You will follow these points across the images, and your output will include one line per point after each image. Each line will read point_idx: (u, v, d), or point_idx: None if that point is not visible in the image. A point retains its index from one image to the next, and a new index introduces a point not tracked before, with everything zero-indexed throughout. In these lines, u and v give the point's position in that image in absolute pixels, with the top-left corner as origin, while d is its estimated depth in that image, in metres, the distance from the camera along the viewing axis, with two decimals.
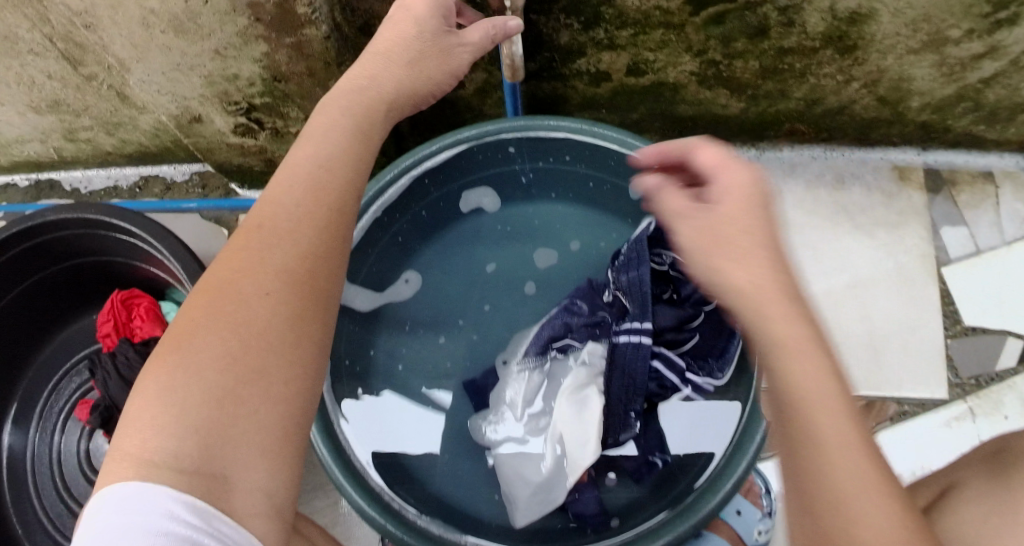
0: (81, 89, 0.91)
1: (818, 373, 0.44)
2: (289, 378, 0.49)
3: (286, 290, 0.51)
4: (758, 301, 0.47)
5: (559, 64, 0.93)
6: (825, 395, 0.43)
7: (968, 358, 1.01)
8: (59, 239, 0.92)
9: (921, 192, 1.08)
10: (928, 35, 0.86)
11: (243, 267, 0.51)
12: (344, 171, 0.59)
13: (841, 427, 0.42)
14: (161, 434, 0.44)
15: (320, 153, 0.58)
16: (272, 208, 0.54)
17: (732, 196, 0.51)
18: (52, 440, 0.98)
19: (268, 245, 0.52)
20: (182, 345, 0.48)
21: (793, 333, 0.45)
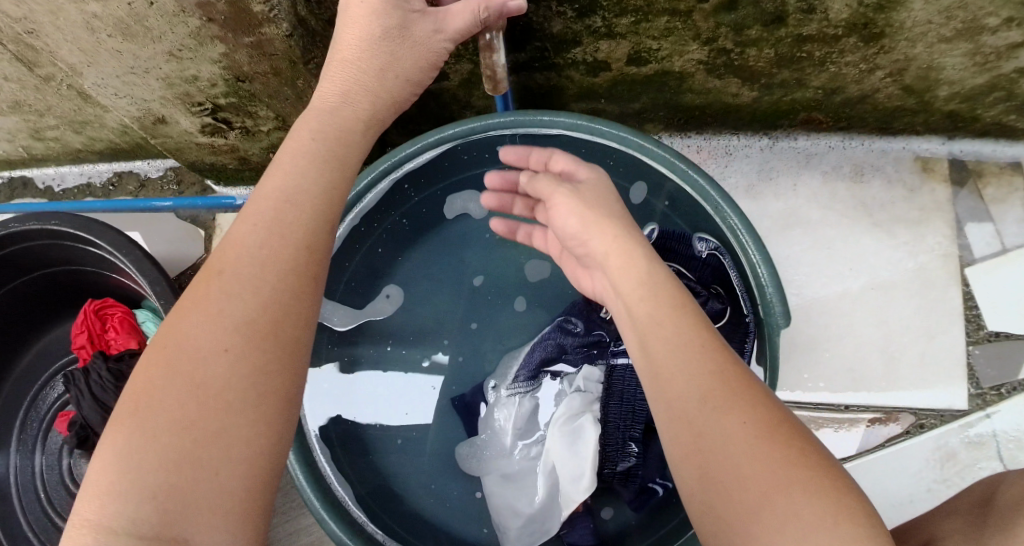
0: (41, 90, 0.86)
1: (675, 329, 0.52)
2: (252, 437, 0.43)
3: (247, 346, 0.44)
4: (622, 261, 0.58)
5: (552, 53, 0.85)
6: (684, 346, 0.51)
7: (990, 367, 0.94)
8: (26, 250, 0.88)
9: (946, 185, 1.01)
10: (963, 23, 0.77)
11: (198, 316, 0.45)
12: (318, 202, 0.51)
13: (700, 369, 0.49)
14: (110, 505, 0.39)
15: (287, 187, 0.51)
16: (234, 249, 0.48)
17: (592, 181, 0.66)
18: (33, 455, 0.96)
19: (227, 295, 0.46)
20: (137, 407, 0.42)
21: (635, 274, 0.56)
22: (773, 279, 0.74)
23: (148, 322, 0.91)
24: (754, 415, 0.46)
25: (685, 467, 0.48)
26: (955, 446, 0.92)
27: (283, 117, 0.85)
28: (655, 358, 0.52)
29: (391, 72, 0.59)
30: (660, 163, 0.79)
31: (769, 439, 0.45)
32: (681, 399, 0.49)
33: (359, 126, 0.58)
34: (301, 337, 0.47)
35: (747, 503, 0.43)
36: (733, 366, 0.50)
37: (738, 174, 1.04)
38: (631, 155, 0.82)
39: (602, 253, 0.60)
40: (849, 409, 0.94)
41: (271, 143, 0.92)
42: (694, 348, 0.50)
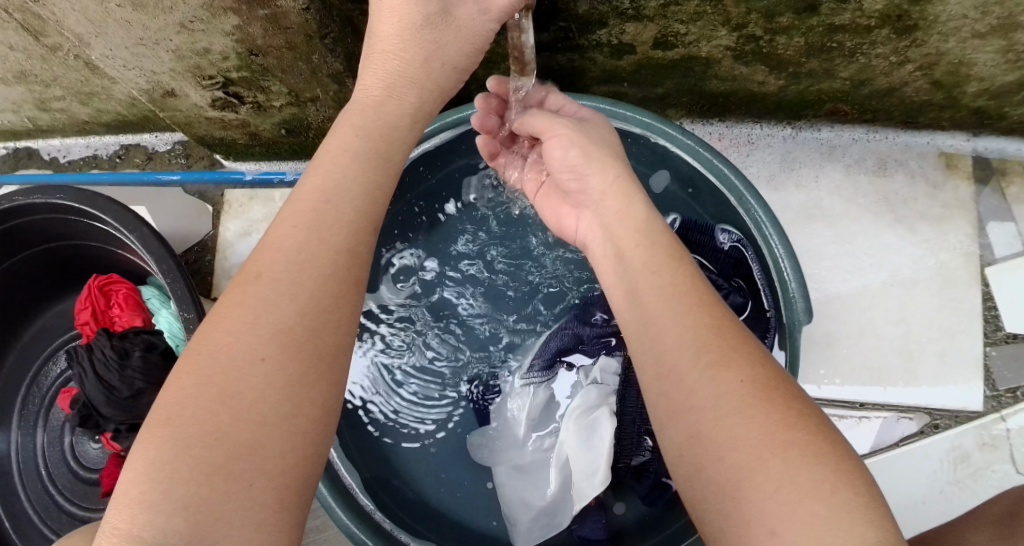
0: (47, 60, 0.83)
1: (673, 280, 0.51)
2: (287, 445, 0.41)
3: (282, 353, 0.43)
4: (619, 202, 0.58)
5: (577, 34, 0.83)
6: (679, 299, 0.49)
7: (1007, 369, 0.93)
8: (30, 223, 0.86)
9: (969, 182, 0.99)
10: (999, 19, 0.75)
11: (233, 323, 0.43)
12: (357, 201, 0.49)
13: (692, 323, 0.48)
14: (143, 517, 0.37)
15: (328, 184, 0.49)
16: (271, 253, 0.46)
17: (594, 124, 0.65)
18: (36, 434, 0.94)
19: (264, 301, 0.44)
20: (171, 416, 0.40)
21: (638, 217, 0.56)
22: (795, 275, 0.74)
23: (154, 300, 0.89)
24: (748, 374, 0.44)
25: (673, 428, 0.46)
26: (969, 447, 0.91)
27: (296, 92, 0.83)
28: (652, 309, 0.50)
29: (435, 60, 0.57)
30: (686, 150, 0.78)
31: (762, 402, 0.43)
32: (676, 350, 0.47)
33: (406, 121, 0.56)
34: (338, 343, 0.45)
35: (739, 467, 0.41)
36: (731, 326, 0.47)
37: (760, 164, 1.02)
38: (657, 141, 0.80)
39: (604, 200, 0.59)
40: (864, 406, 0.93)
41: (282, 119, 0.90)
42: (691, 302, 0.49)
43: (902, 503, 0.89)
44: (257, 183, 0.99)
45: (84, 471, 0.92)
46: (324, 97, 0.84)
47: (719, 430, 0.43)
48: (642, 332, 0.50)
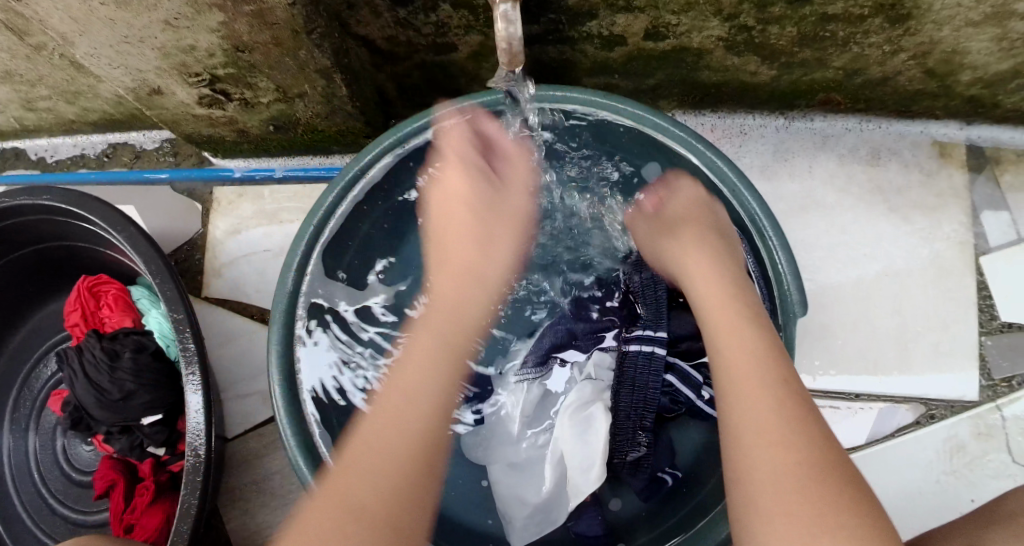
0: (31, 59, 0.82)
1: (753, 345, 0.58)
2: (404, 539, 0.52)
3: (420, 449, 0.56)
4: (701, 275, 0.67)
5: (566, 26, 0.82)
6: (753, 359, 0.57)
7: (1002, 358, 0.93)
8: (18, 225, 0.85)
9: (963, 171, 0.99)
10: (993, 7, 0.74)
11: (394, 410, 0.58)
12: (444, 368, 0.61)
13: (755, 385, 0.55)
14: None
15: (464, 294, 0.70)
16: (429, 344, 0.64)
17: (681, 211, 0.74)
18: (27, 438, 0.93)
19: (427, 382, 0.60)
20: (340, 494, 0.52)
21: (717, 287, 0.65)
22: (789, 267, 0.73)
23: (144, 300, 0.88)
24: (794, 435, 0.51)
25: (735, 487, 0.52)
26: (965, 437, 0.90)
27: (283, 89, 0.82)
28: (727, 375, 0.57)
29: None
30: (677, 145, 0.77)
31: (803, 455, 0.50)
32: (743, 417, 0.53)
33: None
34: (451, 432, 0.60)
35: (784, 529, 0.47)
36: (793, 400, 0.53)
37: (754, 155, 1.01)
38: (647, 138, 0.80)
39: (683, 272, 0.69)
40: (860, 397, 0.92)
41: (271, 115, 0.89)
42: (760, 362, 0.57)
43: (898, 494, 0.89)
44: (246, 181, 0.98)
45: (78, 473, 0.92)
46: (313, 93, 0.83)
47: (771, 491, 0.49)
48: (723, 397, 0.57)
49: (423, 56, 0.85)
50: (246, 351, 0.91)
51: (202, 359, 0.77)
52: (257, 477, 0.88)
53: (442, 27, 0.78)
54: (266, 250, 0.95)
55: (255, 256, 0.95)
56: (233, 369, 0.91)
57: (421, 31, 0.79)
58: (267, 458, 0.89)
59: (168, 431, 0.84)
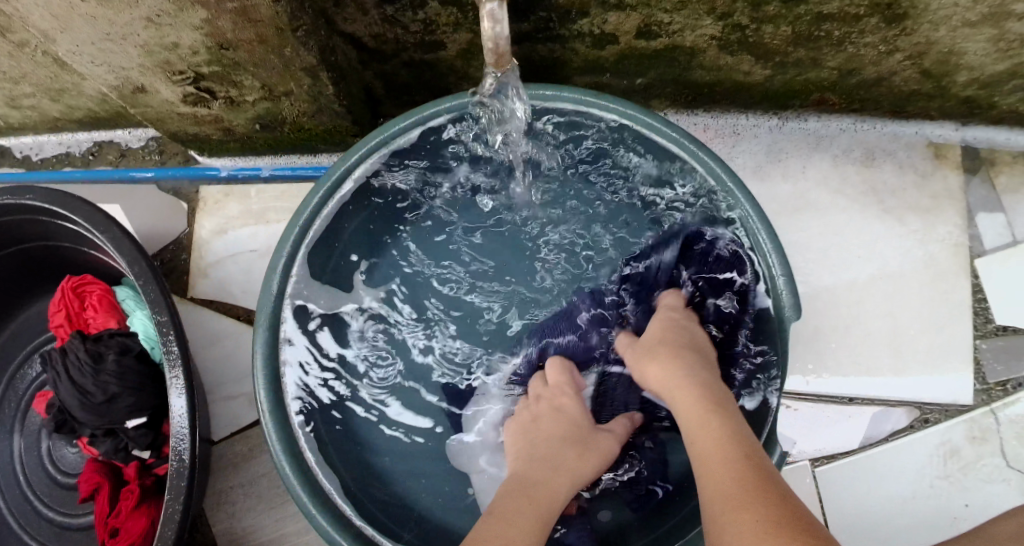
0: (13, 56, 0.81)
1: (717, 430, 0.61)
2: None
3: None
4: (667, 383, 0.68)
5: (557, 24, 0.81)
6: (730, 457, 0.58)
7: (997, 362, 0.92)
8: (0, 225, 0.83)
9: (958, 173, 0.98)
10: (990, 7, 0.73)
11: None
12: (533, 527, 0.61)
13: (723, 478, 0.56)
14: None
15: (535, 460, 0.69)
16: (508, 507, 0.62)
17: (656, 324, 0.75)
18: (12, 439, 0.92)
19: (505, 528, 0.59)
20: None
21: (682, 388, 0.66)
22: (780, 265, 0.73)
23: (129, 301, 0.87)
24: (767, 515, 0.51)
25: None
26: (959, 441, 0.90)
27: (269, 87, 0.81)
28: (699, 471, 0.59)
29: None
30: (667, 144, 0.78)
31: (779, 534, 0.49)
32: (715, 500, 0.55)
33: None
34: None
35: None
36: (752, 471, 0.56)
37: (748, 156, 1.00)
38: (637, 140, 0.80)
39: (664, 393, 0.68)
40: (853, 401, 0.91)
41: (257, 114, 0.88)
42: (731, 467, 0.57)
43: (892, 499, 0.88)
44: (233, 180, 0.97)
45: (63, 476, 0.90)
46: (299, 91, 0.82)
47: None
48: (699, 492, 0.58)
49: (412, 54, 0.84)
50: (232, 353, 0.90)
51: (186, 360, 0.76)
52: (243, 480, 0.87)
53: (430, 25, 0.77)
54: (253, 250, 0.94)
55: (242, 256, 0.94)
56: (218, 371, 0.90)
57: (409, 29, 0.78)
58: (254, 461, 0.88)
59: (152, 434, 0.82)
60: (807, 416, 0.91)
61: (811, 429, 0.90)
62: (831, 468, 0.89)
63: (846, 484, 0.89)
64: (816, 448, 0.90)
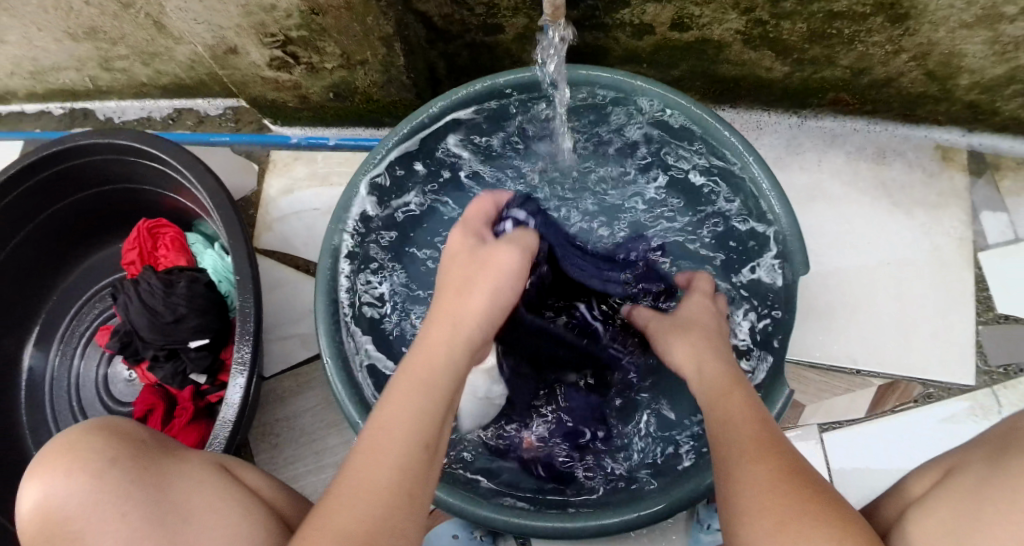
0: (119, 16, 0.91)
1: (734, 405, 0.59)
2: (413, 490, 0.47)
3: (428, 433, 0.49)
4: (698, 353, 0.69)
5: (602, 13, 0.91)
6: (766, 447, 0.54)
7: (999, 347, 0.97)
8: (89, 163, 0.92)
9: (964, 174, 1.06)
10: (984, 9, 0.82)
11: (405, 412, 0.50)
12: (449, 367, 0.53)
13: (738, 436, 0.55)
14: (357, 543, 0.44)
15: (459, 292, 0.58)
16: (434, 346, 0.54)
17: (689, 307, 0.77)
18: (72, 366, 0.99)
19: (426, 372, 0.52)
20: (342, 501, 0.46)
21: (702, 354, 0.68)
22: (793, 227, 0.80)
23: (198, 244, 0.96)
24: (780, 466, 0.52)
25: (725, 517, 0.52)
26: (960, 418, 0.94)
27: (347, 55, 0.91)
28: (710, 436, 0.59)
29: None
30: (702, 138, 0.87)
31: (791, 486, 0.49)
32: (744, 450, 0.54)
33: None
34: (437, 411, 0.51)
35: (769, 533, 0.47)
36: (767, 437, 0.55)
37: (769, 150, 1.08)
38: (682, 141, 0.90)
39: (695, 371, 0.67)
40: (860, 373, 0.97)
41: (332, 82, 0.98)
42: (739, 429, 0.56)
43: (894, 467, 0.92)
44: (302, 146, 1.07)
45: (115, 403, 0.96)
46: (373, 60, 0.92)
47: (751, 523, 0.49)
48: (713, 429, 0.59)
49: (474, 36, 0.94)
50: (290, 297, 0.98)
51: (256, 283, 0.84)
52: (289, 413, 0.94)
53: (493, 9, 0.88)
54: (316, 208, 1.03)
55: (306, 213, 1.03)
56: (277, 313, 0.98)
57: (474, 11, 0.88)
58: (301, 396, 0.94)
59: (211, 358, 0.88)
60: (816, 385, 0.96)
61: (821, 396, 0.95)
62: (835, 434, 0.94)
63: (854, 453, 0.93)
64: (824, 415, 0.94)
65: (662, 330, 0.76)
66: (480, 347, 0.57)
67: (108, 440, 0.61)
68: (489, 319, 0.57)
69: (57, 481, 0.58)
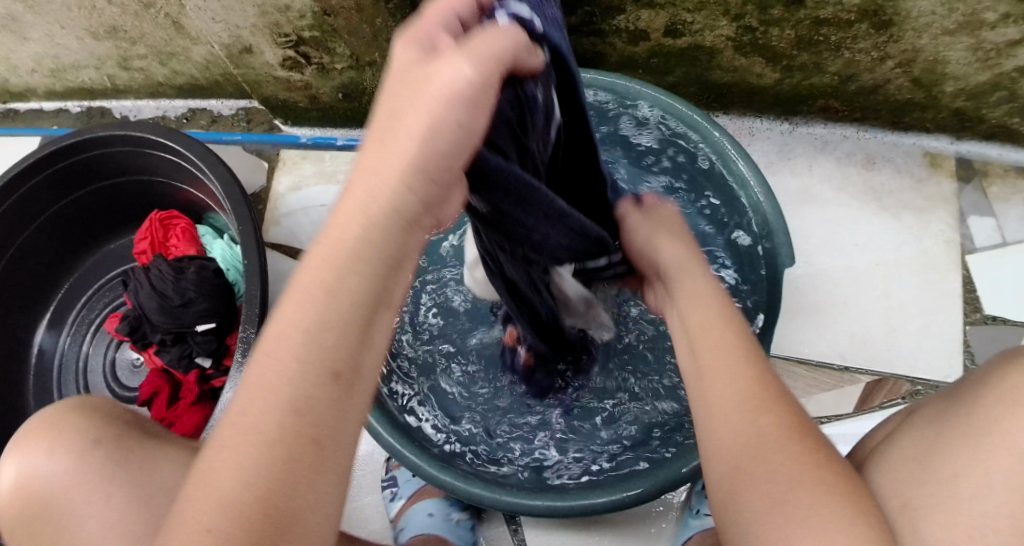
0: (139, 16, 0.95)
1: (728, 338, 0.57)
2: (321, 429, 0.39)
3: (334, 355, 0.39)
4: (680, 266, 0.64)
5: (599, 19, 0.95)
6: (767, 406, 0.51)
7: (986, 346, 0.99)
8: (106, 155, 0.96)
9: (952, 180, 1.08)
10: (964, 15, 0.86)
11: (305, 329, 0.39)
12: (366, 267, 0.39)
13: (740, 372, 0.54)
14: (249, 493, 0.38)
15: (379, 154, 0.39)
16: (341, 239, 0.39)
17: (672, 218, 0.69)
18: (80, 352, 1.02)
19: (334, 280, 0.39)
20: (232, 438, 0.39)
21: (678, 254, 0.64)
22: (780, 220, 0.82)
23: (208, 236, 0.99)
24: (785, 420, 0.50)
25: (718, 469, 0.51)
26: None
27: (356, 56, 0.95)
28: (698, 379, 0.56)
29: None
30: (692, 135, 0.89)
31: (799, 443, 0.49)
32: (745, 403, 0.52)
33: None
34: (351, 327, 0.39)
35: (771, 496, 0.46)
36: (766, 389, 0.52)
37: (760, 155, 1.12)
38: (675, 139, 0.92)
39: (678, 272, 0.63)
40: (849, 370, 0.99)
41: (341, 83, 1.02)
42: (732, 365, 0.54)
43: None
44: (311, 146, 1.10)
45: (120, 388, 0.99)
46: (381, 61, 0.96)
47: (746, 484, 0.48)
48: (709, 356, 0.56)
49: None
50: None
51: (263, 273, 0.86)
52: None
53: None
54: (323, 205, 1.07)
55: (312, 209, 1.06)
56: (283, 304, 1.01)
57: None
58: None
59: (217, 342, 0.92)
60: (805, 383, 0.98)
61: (809, 392, 0.97)
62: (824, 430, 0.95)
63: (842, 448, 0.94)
64: (813, 409, 0.96)
65: (646, 231, 0.67)
66: (413, 218, 0.40)
67: (88, 417, 0.67)
68: (420, 176, 0.39)
69: (42, 454, 0.64)
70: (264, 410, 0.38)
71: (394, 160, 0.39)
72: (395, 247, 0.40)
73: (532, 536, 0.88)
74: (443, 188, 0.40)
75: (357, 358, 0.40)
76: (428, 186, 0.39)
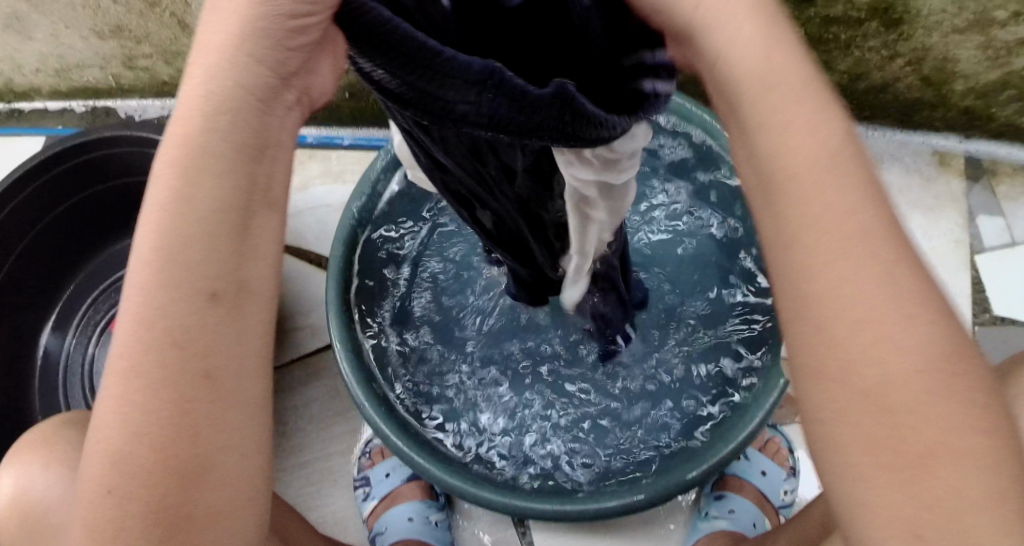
0: (144, 15, 0.95)
1: (864, 217, 0.33)
2: (213, 374, 0.35)
3: (203, 279, 0.34)
4: (775, 94, 0.33)
5: None
6: (909, 337, 0.33)
7: (998, 347, 0.98)
8: (110, 155, 0.96)
9: (961, 179, 1.08)
10: (974, 14, 0.86)
11: (170, 258, 0.34)
12: (223, 173, 0.34)
13: (875, 279, 0.33)
14: (146, 457, 0.35)
15: (214, 46, 0.33)
16: (191, 147, 0.34)
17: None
18: (84, 353, 1.01)
19: (192, 199, 0.34)
20: (122, 397, 0.35)
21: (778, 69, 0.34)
22: None
23: None
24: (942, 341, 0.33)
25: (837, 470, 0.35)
26: None
27: None
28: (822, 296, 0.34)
29: None
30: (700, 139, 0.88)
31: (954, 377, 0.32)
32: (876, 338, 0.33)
33: None
34: (220, 247, 0.34)
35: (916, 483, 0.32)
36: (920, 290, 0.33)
37: None
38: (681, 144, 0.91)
39: (763, 98, 0.34)
40: None
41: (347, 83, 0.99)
42: (876, 248, 0.33)
43: None
44: (318, 146, 1.10)
45: None
46: None
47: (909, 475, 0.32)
48: (834, 264, 0.33)
49: None
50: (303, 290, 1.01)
51: None
52: (296, 403, 0.96)
53: None
54: (329, 204, 1.07)
55: (319, 209, 1.06)
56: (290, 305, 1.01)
57: None
58: (310, 385, 0.96)
59: None
60: None
61: None
62: None
63: None
64: None
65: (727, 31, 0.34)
66: (267, 94, 0.34)
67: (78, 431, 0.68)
68: (254, 37, 0.33)
69: (36, 468, 0.66)
70: (137, 344, 0.34)
71: (222, 24, 0.33)
72: (249, 145, 0.34)
73: (539, 539, 0.87)
74: (302, 52, 0.35)
75: (237, 271, 0.35)
76: (270, 51, 0.33)
